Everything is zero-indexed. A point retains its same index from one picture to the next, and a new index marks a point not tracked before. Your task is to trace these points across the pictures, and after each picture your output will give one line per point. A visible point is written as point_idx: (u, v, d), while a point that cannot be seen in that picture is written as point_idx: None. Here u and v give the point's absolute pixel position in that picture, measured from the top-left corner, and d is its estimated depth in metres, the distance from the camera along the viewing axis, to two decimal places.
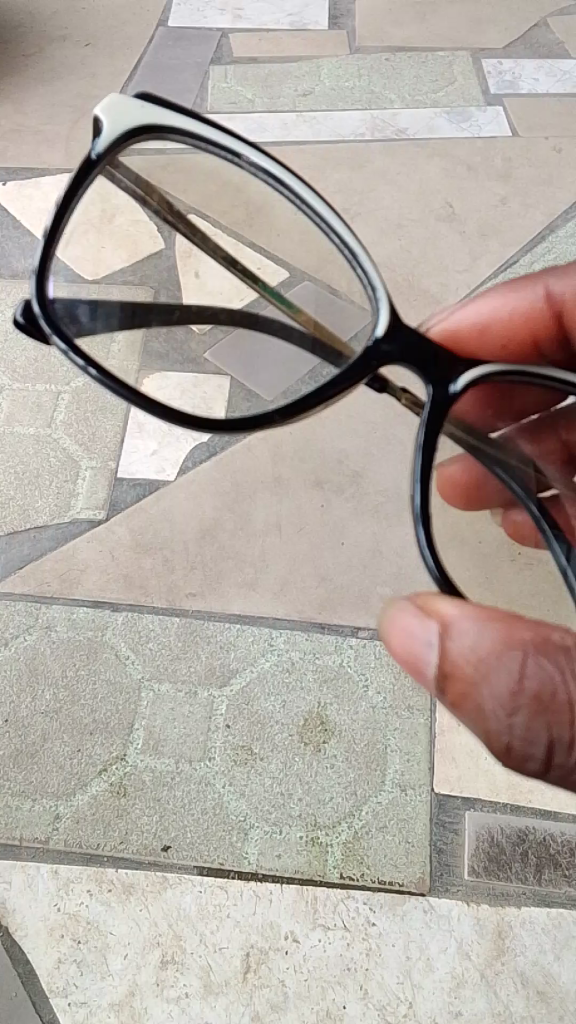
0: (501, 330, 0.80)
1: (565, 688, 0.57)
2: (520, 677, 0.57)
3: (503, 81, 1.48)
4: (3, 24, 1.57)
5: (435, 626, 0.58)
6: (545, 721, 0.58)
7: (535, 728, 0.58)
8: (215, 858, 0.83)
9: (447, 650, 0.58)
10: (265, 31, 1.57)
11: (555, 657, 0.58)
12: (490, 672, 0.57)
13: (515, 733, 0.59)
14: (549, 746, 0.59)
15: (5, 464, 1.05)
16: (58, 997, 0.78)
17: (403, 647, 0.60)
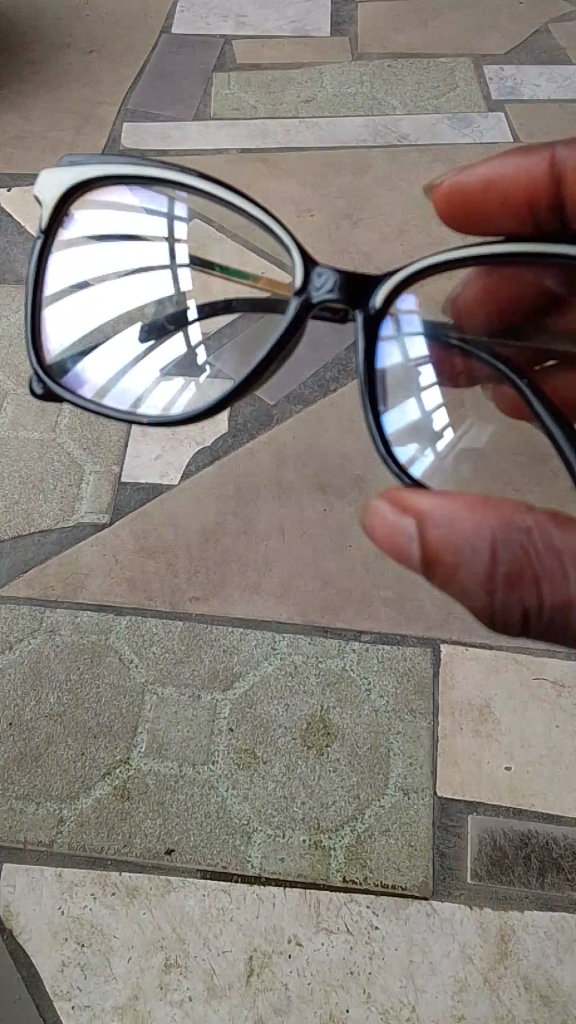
0: (509, 187, 0.82)
1: (533, 557, 0.60)
2: (492, 558, 0.60)
3: (505, 87, 1.49)
4: (8, 31, 1.58)
5: (413, 523, 0.62)
6: (524, 596, 0.60)
7: (515, 605, 0.61)
8: (218, 862, 0.83)
9: (424, 542, 0.61)
10: (268, 36, 1.58)
11: (522, 534, 0.60)
12: (466, 557, 0.60)
13: (499, 612, 0.62)
14: (533, 619, 0.61)
15: (10, 467, 1.06)
16: (62, 1000, 0.78)
17: (389, 546, 0.63)
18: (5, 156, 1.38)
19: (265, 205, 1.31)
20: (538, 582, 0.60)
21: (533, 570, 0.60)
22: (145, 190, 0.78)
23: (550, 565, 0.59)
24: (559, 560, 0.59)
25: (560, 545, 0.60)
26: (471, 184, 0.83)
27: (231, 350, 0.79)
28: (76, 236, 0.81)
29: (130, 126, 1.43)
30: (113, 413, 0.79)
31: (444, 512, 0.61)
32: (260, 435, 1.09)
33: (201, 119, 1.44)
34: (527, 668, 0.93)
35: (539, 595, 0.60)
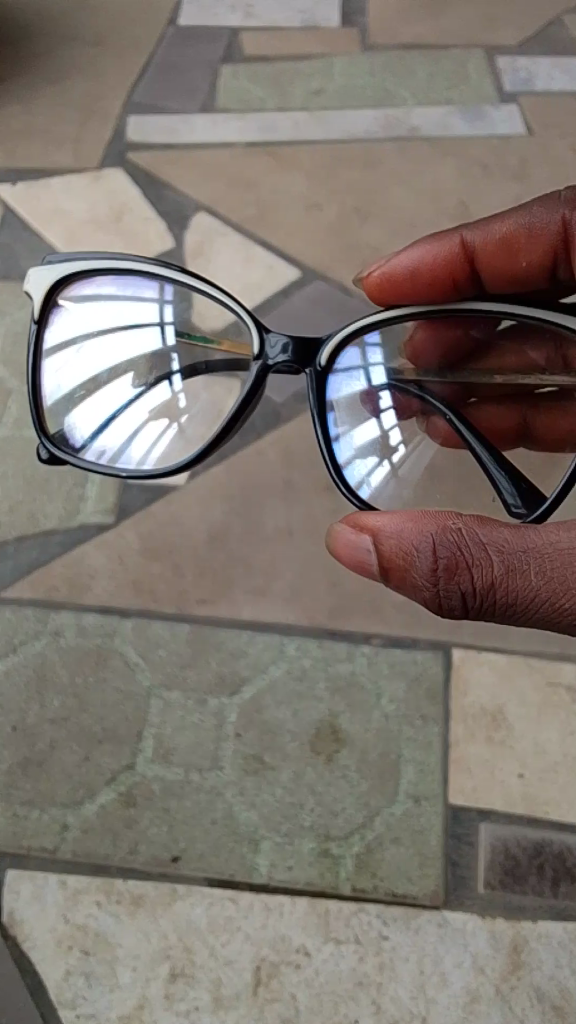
0: (434, 270, 0.89)
1: (466, 549, 0.64)
2: (428, 556, 0.65)
3: (518, 79, 1.46)
4: (13, 24, 1.56)
5: (370, 536, 0.70)
6: (463, 587, 0.64)
7: (459, 598, 0.65)
8: (225, 870, 0.82)
9: (381, 552, 0.69)
10: (276, 28, 1.56)
11: (456, 532, 0.65)
12: (413, 560, 0.67)
13: (448, 606, 0.66)
14: (479, 608, 0.66)
15: (15, 466, 1.04)
16: (66, 1010, 0.76)
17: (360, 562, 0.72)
18: (10, 150, 1.36)
19: (273, 200, 1.29)
20: (471, 572, 0.64)
21: (465, 562, 0.64)
22: (128, 280, 0.85)
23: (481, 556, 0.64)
24: (487, 551, 0.64)
25: (490, 537, 0.65)
26: (400, 275, 0.90)
27: (211, 401, 0.86)
28: (67, 323, 0.86)
29: (136, 119, 1.41)
30: (98, 466, 0.84)
31: (396, 523, 0.69)
32: (268, 434, 1.06)
33: (208, 112, 1.42)
34: (542, 674, 0.91)
35: (475, 585, 0.64)
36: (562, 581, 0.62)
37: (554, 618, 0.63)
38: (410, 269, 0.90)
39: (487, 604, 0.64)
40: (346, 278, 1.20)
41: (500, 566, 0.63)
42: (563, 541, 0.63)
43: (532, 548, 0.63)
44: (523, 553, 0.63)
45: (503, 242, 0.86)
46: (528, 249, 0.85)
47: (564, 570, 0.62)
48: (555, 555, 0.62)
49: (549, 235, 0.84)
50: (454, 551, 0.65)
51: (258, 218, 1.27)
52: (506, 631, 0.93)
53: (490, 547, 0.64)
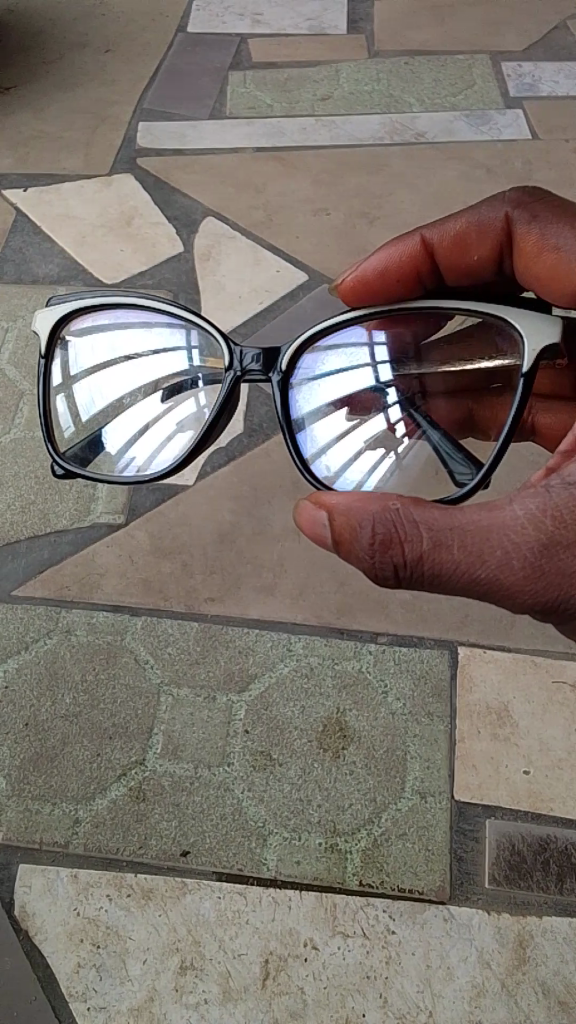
0: (396, 272, 0.81)
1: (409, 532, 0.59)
2: (366, 532, 0.60)
3: (523, 83, 1.47)
4: (24, 32, 1.58)
5: (324, 510, 0.63)
6: (396, 563, 0.59)
7: (394, 574, 0.60)
8: (234, 864, 0.83)
9: (330, 527, 0.63)
10: (283, 35, 1.57)
11: (395, 508, 0.60)
12: (355, 536, 0.61)
13: (381, 580, 0.62)
14: (409, 582, 0.61)
15: (26, 468, 1.06)
16: (77, 1001, 0.77)
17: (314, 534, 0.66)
18: (21, 156, 1.38)
19: (280, 205, 1.31)
20: (403, 547, 0.59)
21: (398, 538, 0.59)
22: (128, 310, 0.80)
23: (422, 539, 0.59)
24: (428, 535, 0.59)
25: (424, 514, 0.60)
26: (360, 283, 0.83)
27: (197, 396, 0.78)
28: (74, 360, 0.81)
29: (145, 125, 1.42)
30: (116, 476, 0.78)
31: (346, 498, 0.63)
32: (275, 435, 1.08)
33: (216, 118, 1.44)
34: (547, 672, 0.92)
35: (406, 560, 0.59)
36: (483, 555, 0.58)
37: (477, 592, 0.60)
38: (371, 277, 0.83)
39: (418, 578, 0.60)
40: None
41: (430, 542, 0.59)
42: (485, 518, 0.59)
43: (459, 525, 0.59)
44: (451, 529, 0.59)
45: (462, 236, 0.80)
46: (481, 241, 0.80)
47: (485, 545, 0.58)
48: (478, 530, 0.59)
49: (497, 228, 0.79)
50: (389, 526, 0.59)
51: (265, 222, 1.29)
52: (511, 630, 0.95)
53: (423, 522, 0.59)
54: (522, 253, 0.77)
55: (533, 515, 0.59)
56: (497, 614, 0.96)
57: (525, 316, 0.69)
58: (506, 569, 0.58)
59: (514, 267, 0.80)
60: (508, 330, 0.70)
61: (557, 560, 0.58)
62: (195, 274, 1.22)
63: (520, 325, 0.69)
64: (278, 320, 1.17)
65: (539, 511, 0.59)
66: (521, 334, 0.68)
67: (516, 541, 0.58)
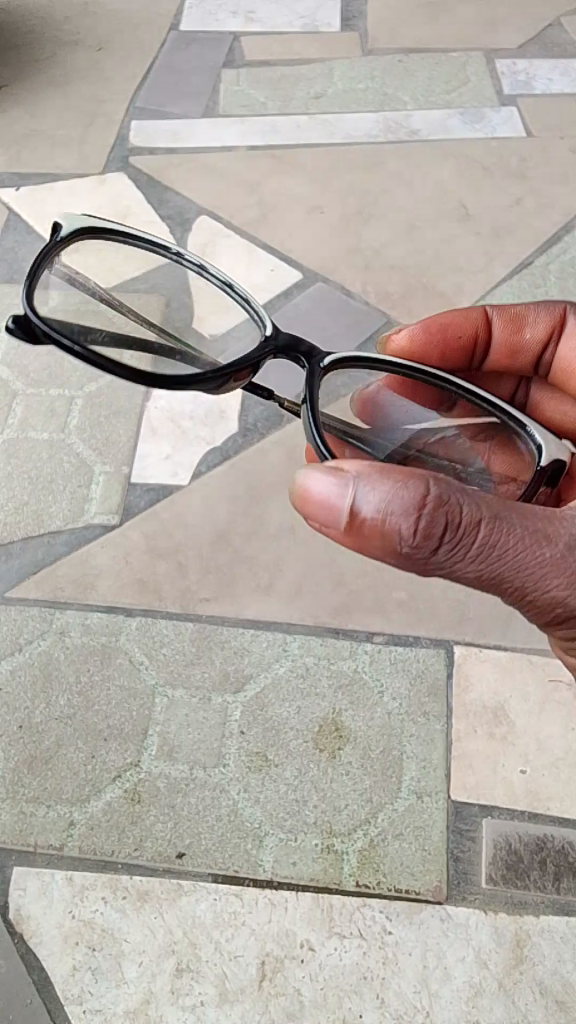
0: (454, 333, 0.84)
1: (461, 502, 0.57)
2: (418, 490, 0.55)
3: (518, 81, 1.47)
4: (17, 30, 1.57)
5: (349, 478, 0.56)
6: (450, 525, 0.56)
7: (440, 538, 0.56)
8: (230, 865, 0.82)
9: (358, 492, 0.56)
10: (277, 32, 1.57)
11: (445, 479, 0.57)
12: (400, 495, 0.55)
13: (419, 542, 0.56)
14: (449, 549, 0.57)
15: (20, 468, 1.05)
16: (73, 1004, 0.77)
17: (321, 507, 0.57)
18: (14, 155, 1.38)
19: (275, 204, 1.30)
20: (459, 509, 0.57)
21: (457, 500, 0.57)
22: None
23: (473, 508, 0.57)
24: (485, 507, 0.58)
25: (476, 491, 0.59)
26: (418, 335, 0.84)
27: None
28: None
29: (139, 123, 1.42)
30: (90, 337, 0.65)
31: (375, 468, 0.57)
32: (270, 435, 1.08)
33: (210, 117, 1.43)
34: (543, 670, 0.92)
35: (460, 522, 0.57)
36: (546, 536, 0.60)
37: (519, 571, 0.60)
38: (417, 343, 0.84)
39: (466, 543, 0.57)
40: (347, 281, 1.21)
41: (491, 513, 0.58)
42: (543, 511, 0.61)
43: (512, 509, 0.60)
44: (506, 509, 0.59)
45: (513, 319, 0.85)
46: (536, 324, 0.85)
47: (547, 528, 0.60)
48: (533, 516, 0.60)
49: (552, 318, 0.85)
50: (446, 489, 0.56)
51: (259, 222, 1.28)
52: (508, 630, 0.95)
53: (476, 496, 0.58)
54: (573, 346, 0.84)
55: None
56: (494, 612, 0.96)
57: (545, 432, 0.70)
58: (565, 554, 0.60)
59: (556, 359, 0.86)
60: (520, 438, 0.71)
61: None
62: None
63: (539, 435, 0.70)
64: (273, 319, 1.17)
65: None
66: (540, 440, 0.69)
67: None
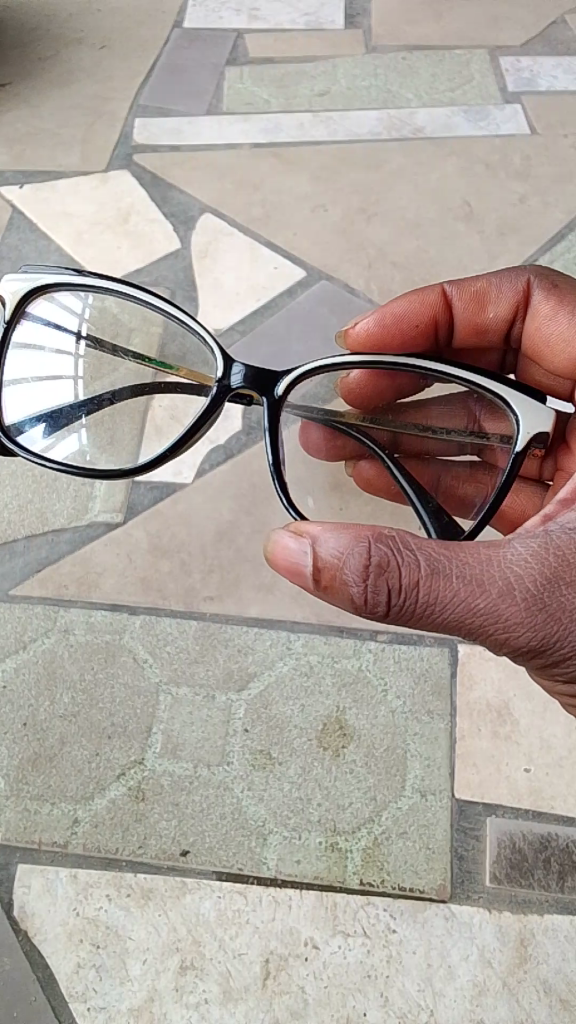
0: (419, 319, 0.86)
1: (402, 560, 0.59)
2: (360, 555, 0.59)
3: (522, 78, 1.47)
4: (20, 27, 1.57)
5: (307, 540, 0.63)
6: (392, 585, 0.59)
7: (386, 599, 0.59)
8: (234, 864, 0.82)
9: (315, 555, 0.61)
10: (281, 30, 1.57)
11: (390, 536, 0.60)
12: (345, 563, 0.60)
13: (370, 607, 0.60)
14: (402, 613, 0.60)
15: (24, 466, 1.05)
16: (77, 1002, 0.77)
17: (294, 574, 0.64)
18: (17, 152, 1.38)
19: (279, 202, 1.30)
20: (400, 575, 0.59)
21: (396, 561, 0.59)
22: (66, 305, 0.84)
23: (415, 567, 0.59)
24: (426, 563, 0.59)
25: (421, 545, 0.60)
26: (379, 326, 0.86)
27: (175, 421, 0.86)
28: (34, 328, 0.83)
29: (142, 121, 1.42)
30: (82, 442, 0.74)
31: (334, 528, 0.62)
32: None
33: (213, 114, 1.43)
34: None
35: (402, 585, 0.59)
36: (482, 585, 0.59)
37: (469, 623, 0.60)
38: (380, 332, 0.86)
39: (412, 607, 0.59)
40: (351, 279, 1.21)
41: (428, 569, 0.59)
42: (484, 555, 0.61)
43: (459, 555, 0.61)
44: (449, 559, 0.60)
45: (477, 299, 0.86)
46: (500, 299, 0.86)
47: (485, 576, 0.59)
48: (476, 563, 0.60)
49: (514, 294, 0.86)
50: (386, 551, 0.59)
51: (263, 220, 1.28)
52: None
53: (420, 551, 0.60)
54: (537, 317, 0.85)
55: (536, 551, 0.61)
56: None
57: (524, 403, 0.72)
58: (502, 600, 0.59)
59: (525, 330, 0.87)
60: (502, 407, 0.74)
61: (554, 596, 0.60)
62: (192, 273, 1.22)
63: (518, 410, 0.72)
64: (277, 317, 1.17)
65: (540, 553, 0.61)
66: (518, 416, 0.72)
67: (517, 578, 0.60)
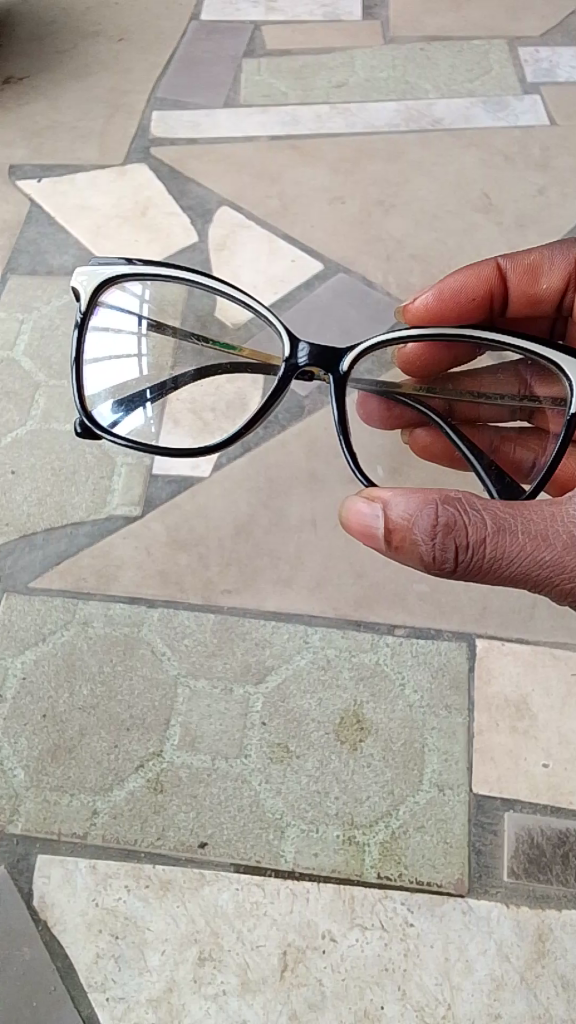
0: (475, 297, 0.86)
1: (469, 520, 0.61)
2: (428, 518, 0.61)
3: (541, 68, 1.45)
4: (38, 21, 1.57)
5: (378, 504, 0.64)
6: (459, 544, 0.61)
7: (454, 557, 0.61)
8: (251, 856, 0.83)
9: (386, 518, 0.63)
10: (298, 21, 1.56)
11: (456, 498, 0.62)
12: (413, 524, 0.62)
13: (438, 565, 0.62)
14: (469, 570, 0.62)
15: (42, 460, 1.06)
16: (97, 991, 0.78)
17: (365, 535, 0.66)
18: (35, 146, 1.38)
19: (297, 194, 1.30)
20: (467, 534, 0.61)
21: (462, 521, 0.61)
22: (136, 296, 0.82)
23: (481, 526, 0.61)
24: (491, 523, 0.61)
25: (486, 505, 0.62)
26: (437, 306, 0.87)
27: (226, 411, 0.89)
28: (107, 321, 0.82)
29: (160, 114, 1.42)
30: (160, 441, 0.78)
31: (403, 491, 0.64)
32: (293, 427, 1.08)
33: (231, 107, 1.43)
34: (566, 665, 0.91)
35: (470, 543, 0.61)
36: (546, 540, 0.61)
37: (533, 576, 0.62)
38: (437, 311, 0.87)
39: (479, 564, 0.61)
40: (369, 271, 1.21)
41: (494, 527, 0.61)
42: (546, 512, 0.62)
43: (523, 512, 0.62)
44: (513, 517, 0.62)
45: (530, 272, 0.86)
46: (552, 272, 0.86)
47: (547, 532, 0.61)
48: (539, 519, 0.62)
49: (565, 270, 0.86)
50: (453, 513, 0.61)
51: (281, 212, 1.28)
52: (530, 622, 0.94)
53: (486, 510, 0.62)
54: None
55: None
56: (516, 606, 0.95)
57: (575, 364, 0.71)
58: (566, 554, 0.61)
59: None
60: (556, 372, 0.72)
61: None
62: (210, 266, 1.21)
63: (569, 371, 0.71)
64: (295, 309, 1.16)
65: None
66: (571, 378, 0.71)
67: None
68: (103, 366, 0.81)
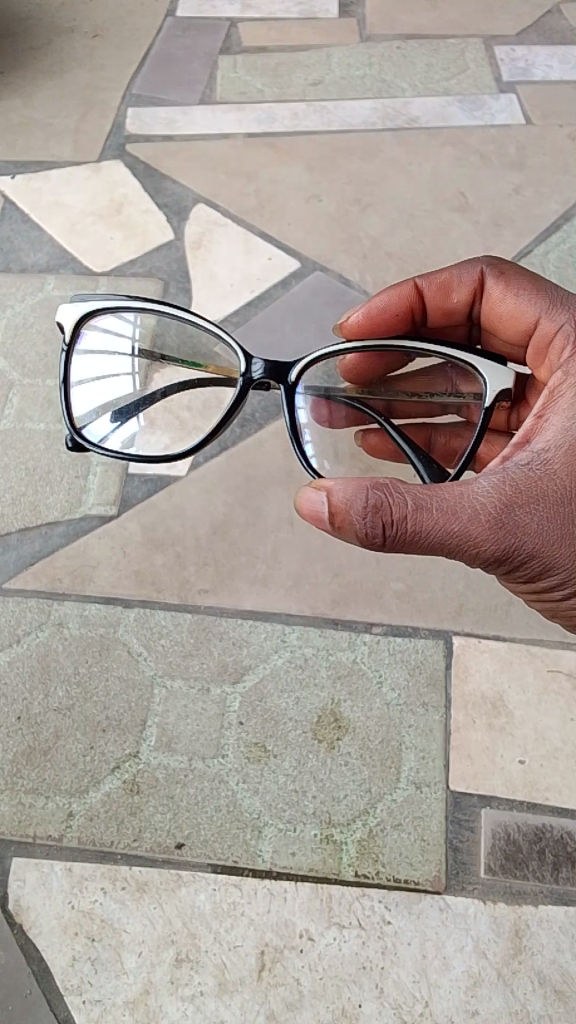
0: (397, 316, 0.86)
1: (398, 499, 0.61)
2: (360, 499, 0.62)
3: (516, 67, 1.46)
4: (12, 16, 1.55)
5: (324, 489, 0.65)
6: (385, 522, 0.61)
7: (383, 535, 0.62)
8: (229, 856, 0.82)
9: (330, 502, 0.64)
10: (274, 18, 1.56)
11: (388, 481, 0.63)
12: (349, 506, 0.62)
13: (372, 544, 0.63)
14: (398, 548, 0.63)
15: (16, 460, 1.05)
16: (73, 995, 0.77)
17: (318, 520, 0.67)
18: (9, 143, 1.36)
19: (273, 192, 1.29)
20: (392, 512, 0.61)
21: (388, 500, 0.61)
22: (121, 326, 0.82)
23: (406, 504, 0.61)
24: (413, 500, 0.62)
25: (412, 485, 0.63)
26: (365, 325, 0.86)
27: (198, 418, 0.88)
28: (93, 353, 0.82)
29: (135, 111, 1.41)
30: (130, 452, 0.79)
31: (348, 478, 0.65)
32: (269, 426, 1.07)
33: (207, 104, 1.42)
34: (542, 662, 0.92)
35: (394, 520, 0.61)
36: (456, 512, 0.61)
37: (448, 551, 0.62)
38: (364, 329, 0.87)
39: (403, 541, 0.62)
40: (345, 269, 1.21)
41: (415, 504, 0.61)
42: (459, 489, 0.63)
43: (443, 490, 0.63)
44: (432, 494, 0.62)
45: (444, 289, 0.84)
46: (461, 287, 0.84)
47: (459, 506, 0.61)
48: (452, 495, 0.62)
49: (476, 276, 0.82)
50: (382, 492, 0.61)
51: (257, 210, 1.27)
52: (505, 619, 0.94)
53: (409, 491, 0.62)
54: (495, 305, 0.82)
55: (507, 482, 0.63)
56: (491, 604, 0.95)
57: (491, 366, 0.74)
58: (476, 527, 0.61)
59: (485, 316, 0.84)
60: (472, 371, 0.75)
61: (518, 517, 0.62)
62: (185, 265, 1.21)
63: (484, 373, 0.74)
64: (270, 308, 1.16)
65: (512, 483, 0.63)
66: (485, 379, 0.74)
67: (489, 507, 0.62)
68: (87, 393, 0.81)
